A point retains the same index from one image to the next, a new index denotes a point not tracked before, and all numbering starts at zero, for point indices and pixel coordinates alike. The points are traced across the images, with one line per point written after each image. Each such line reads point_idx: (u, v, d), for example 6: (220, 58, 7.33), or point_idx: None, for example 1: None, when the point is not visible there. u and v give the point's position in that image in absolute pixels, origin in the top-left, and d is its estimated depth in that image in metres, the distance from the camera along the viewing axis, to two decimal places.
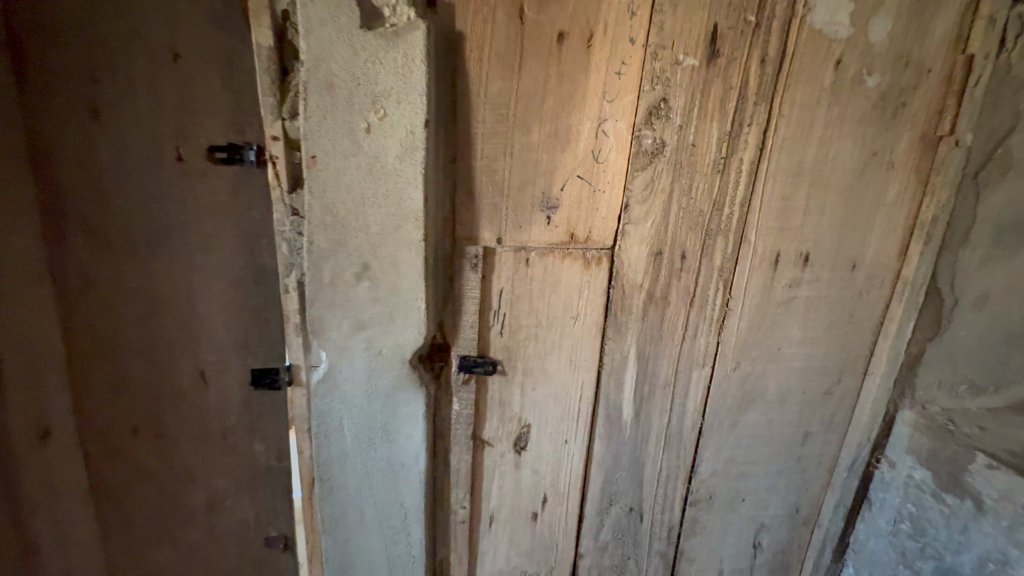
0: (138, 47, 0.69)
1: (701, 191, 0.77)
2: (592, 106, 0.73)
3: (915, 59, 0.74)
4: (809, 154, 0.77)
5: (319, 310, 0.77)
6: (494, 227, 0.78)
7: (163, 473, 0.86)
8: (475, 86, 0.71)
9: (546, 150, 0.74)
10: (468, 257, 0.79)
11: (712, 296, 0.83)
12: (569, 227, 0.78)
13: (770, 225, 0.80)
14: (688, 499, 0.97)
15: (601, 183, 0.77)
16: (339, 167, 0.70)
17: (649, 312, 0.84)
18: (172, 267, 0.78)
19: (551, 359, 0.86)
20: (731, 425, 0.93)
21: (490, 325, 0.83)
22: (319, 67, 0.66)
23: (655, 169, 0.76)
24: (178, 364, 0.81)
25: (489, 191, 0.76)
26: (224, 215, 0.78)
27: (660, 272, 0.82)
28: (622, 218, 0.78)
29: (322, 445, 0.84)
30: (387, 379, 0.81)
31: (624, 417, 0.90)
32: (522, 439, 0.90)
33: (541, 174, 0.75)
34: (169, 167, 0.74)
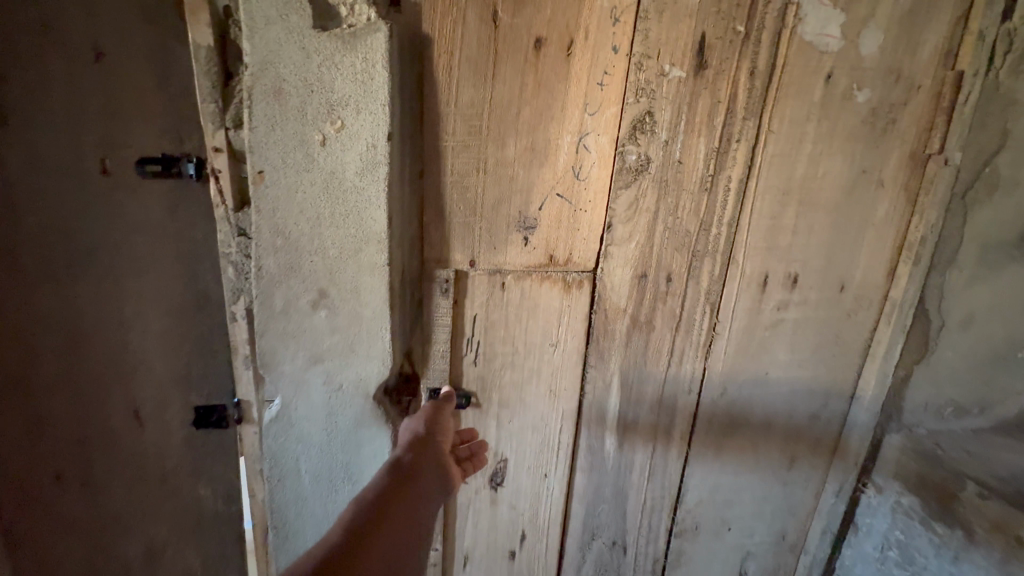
0: (53, 43, 0.59)
1: (688, 210, 0.73)
2: (572, 118, 0.67)
3: (905, 74, 0.72)
4: (799, 171, 0.73)
5: (270, 342, 0.69)
6: (466, 249, 0.71)
7: (91, 528, 0.75)
8: (444, 95, 0.64)
9: (523, 165, 0.68)
10: (438, 282, 0.72)
11: (698, 320, 0.79)
12: (548, 248, 0.72)
13: (759, 245, 0.76)
14: (674, 530, 0.92)
15: (583, 201, 0.71)
16: (290, 184, 0.63)
17: (633, 338, 0.79)
18: (100, 293, 0.68)
19: (529, 388, 0.79)
20: (717, 453, 0.88)
21: (463, 354, 0.76)
22: (266, 71, 0.58)
23: (639, 187, 0.71)
24: (109, 405, 0.72)
25: (461, 210, 0.70)
26: (160, 234, 0.69)
27: (644, 295, 0.76)
28: (605, 238, 0.73)
29: (276, 488, 0.76)
30: (348, 416, 0.73)
31: (606, 447, 0.85)
32: (498, 474, 0.84)
33: (518, 192, 0.69)
34: (93, 180, 0.64)
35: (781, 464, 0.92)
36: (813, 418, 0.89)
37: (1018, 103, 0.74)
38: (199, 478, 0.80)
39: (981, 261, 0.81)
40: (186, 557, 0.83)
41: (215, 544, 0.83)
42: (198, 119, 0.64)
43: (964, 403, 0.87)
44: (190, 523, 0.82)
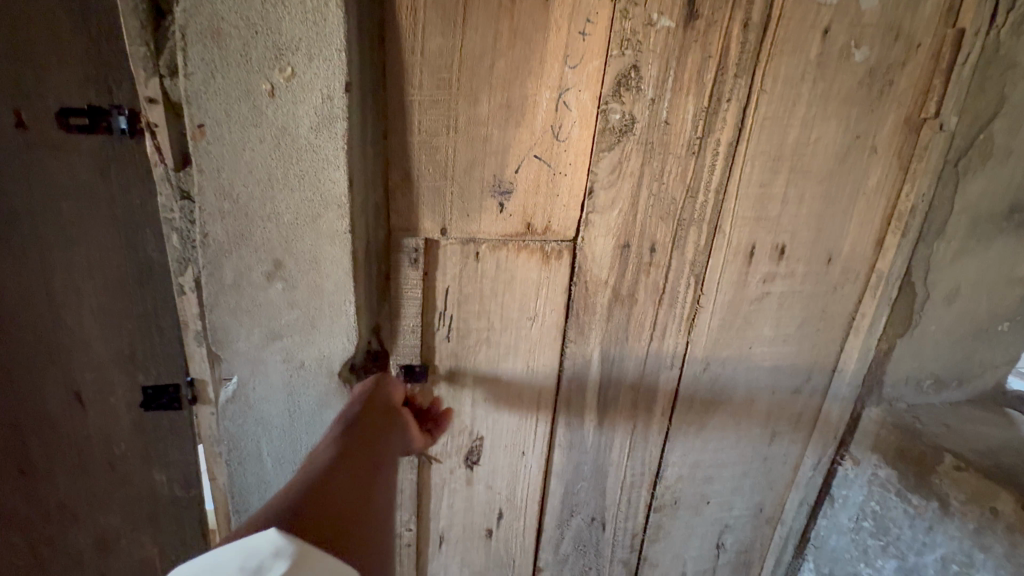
0: None
1: (674, 176, 0.68)
2: (552, 72, 0.61)
3: (905, 31, 0.67)
4: (791, 136, 0.69)
5: (221, 318, 0.63)
6: (435, 216, 0.66)
7: (39, 507, 0.72)
8: (409, 42, 0.58)
9: (497, 124, 0.62)
10: (405, 253, 0.67)
11: (683, 293, 0.75)
12: (525, 216, 0.67)
13: (747, 213, 0.72)
14: (653, 505, 0.90)
15: (562, 164, 0.66)
16: (237, 141, 0.56)
17: (614, 312, 0.75)
18: (22, 265, 0.62)
19: (505, 365, 0.76)
20: (697, 429, 0.86)
21: (435, 329, 0.72)
22: (201, 9, 0.51)
23: (623, 150, 0.66)
24: (44, 384, 0.67)
25: (427, 174, 0.64)
26: (88, 199, 0.61)
27: (627, 267, 0.72)
28: (586, 205, 0.68)
29: (237, 472, 0.71)
30: (311, 396, 0.68)
31: (586, 425, 0.82)
32: (474, 453, 0.81)
33: (491, 153, 0.64)
34: (9, 135, 0.57)
35: (762, 441, 0.91)
36: (796, 392, 0.88)
37: (1017, 66, 0.71)
38: (151, 465, 0.74)
39: (970, 232, 0.79)
40: (142, 544, 0.78)
41: (174, 532, 0.79)
42: (127, 64, 0.56)
43: (944, 377, 0.88)
44: (144, 511, 0.76)
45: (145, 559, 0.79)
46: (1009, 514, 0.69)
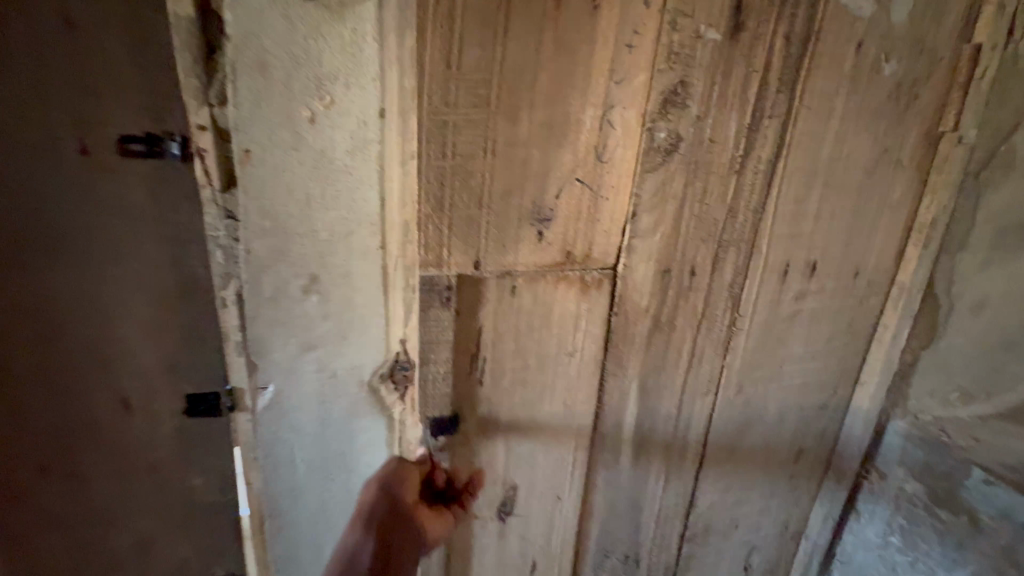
0: (15, 12, 0.55)
1: (715, 197, 0.69)
2: (596, 89, 0.61)
3: (929, 46, 0.69)
4: (824, 153, 0.70)
5: (260, 330, 0.67)
6: (477, 245, 0.64)
7: (82, 512, 0.75)
8: (447, 57, 0.55)
9: (538, 146, 0.62)
10: (438, 289, 0.64)
11: (716, 311, 0.76)
12: (564, 244, 0.67)
13: (782, 232, 0.73)
14: (686, 537, 0.90)
15: (605, 188, 0.65)
16: (278, 164, 0.60)
17: (654, 340, 0.74)
18: (77, 279, 0.66)
19: (542, 406, 0.75)
20: (729, 453, 0.86)
21: (471, 370, 0.70)
22: (248, 45, 0.55)
23: (668, 169, 0.66)
24: (94, 391, 0.70)
25: (465, 200, 0.62)
26: (139, 218, 0.65)
27: (668, 292, 0.72)
28: (628, 229, 0.68)
29: (269, 480, 0.75)
30: (343, 404, 0.73)
31: (621, 463, 0.81)
32: (507, 504, 0.80)
33: (533, 176, 0.63)
34: (70, 159, 0.61)
35: (790, 458, 0.90)
36: (822, 409, 0.88)
37: None
38: (191, 469, 0.77)
39: (994, 242, 0.77)
40: (181, 545, 0.81)
41: (212, 535, 0.82)
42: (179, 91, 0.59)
43: None
44: (184, 513, 0.80)
45: (184, 560, 0.83)
46: None
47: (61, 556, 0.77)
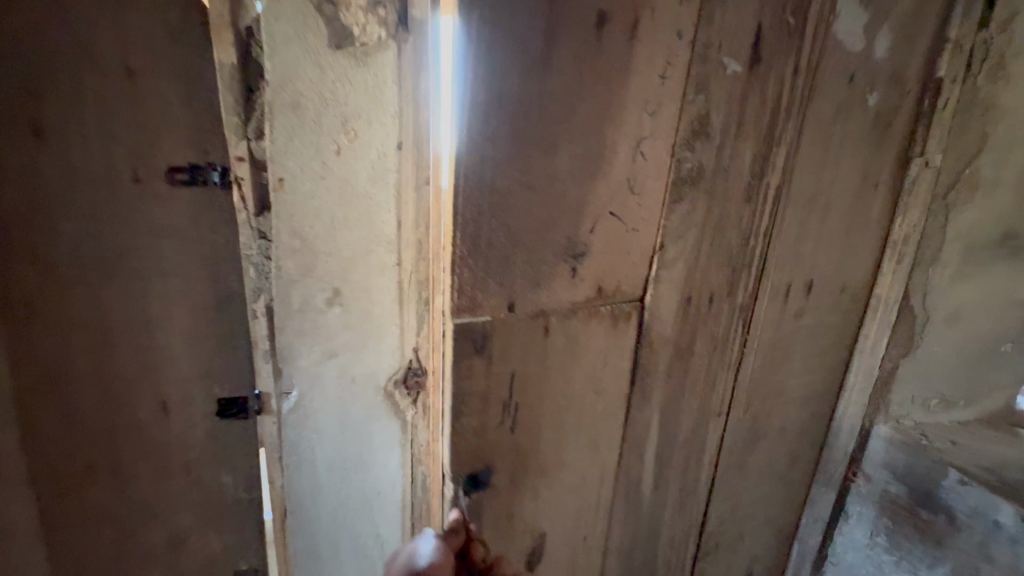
0: (85, 62, 0.64)
1: (732, 226, 0.71)
2: (631, 123, 0.60)
3: (902, 79, 0.75)
4: (823, 178, 0.75)
5: (288, 338, 0.74)
6: (513, 287, 0.61)
7: (120, 510, 0.81)
8: (492, 93, 0.52)
9: (575, 181, 0.59)
10: (476, 337, 0.60)
11: (728, 333, 0.78)
12: (596, 279, 0.65)
13: (788, 251, 0.77)
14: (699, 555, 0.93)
15: (634, 222, 0.65)
16: (308, 190, 0.68)
17: (675, 368, 0.75)
18: (126, 293, 0.73)
19: (571, 443, 0.72)
20: (737, 468, 0.90)
21: (501, 418, 0.65)
22: (284, 87, 0.63)
23: (691, 201, 0.67)
24: (137, 396, 0.78)
25: (496, 240, 0.58)
26: (183, 239, 0.73)
27: (688, 318, 0.73)
28: (655, 260, 0.68)
29: (293, 476, 0.80)
30: (360, 407, 0.79)
31: (643, 488, 0.82)
32: (535, 553, 0.76)
33: (561, 215, 0.60)
34: (125, 187, 0.69)
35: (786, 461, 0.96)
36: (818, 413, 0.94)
37: (998, 106, 0.77)
38: (221, 467, 0.85)
39: (964, 258, 0.84)
40: (208, 541, 0.88)
41: (239, 530, 0.89)
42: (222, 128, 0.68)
43: (952, 397, 0.92)
44: (213, 509, 0.87)
45: (210, 557, 0.89)
46: (1011, 527, 0.74)
47: (98, 555, 0.82)
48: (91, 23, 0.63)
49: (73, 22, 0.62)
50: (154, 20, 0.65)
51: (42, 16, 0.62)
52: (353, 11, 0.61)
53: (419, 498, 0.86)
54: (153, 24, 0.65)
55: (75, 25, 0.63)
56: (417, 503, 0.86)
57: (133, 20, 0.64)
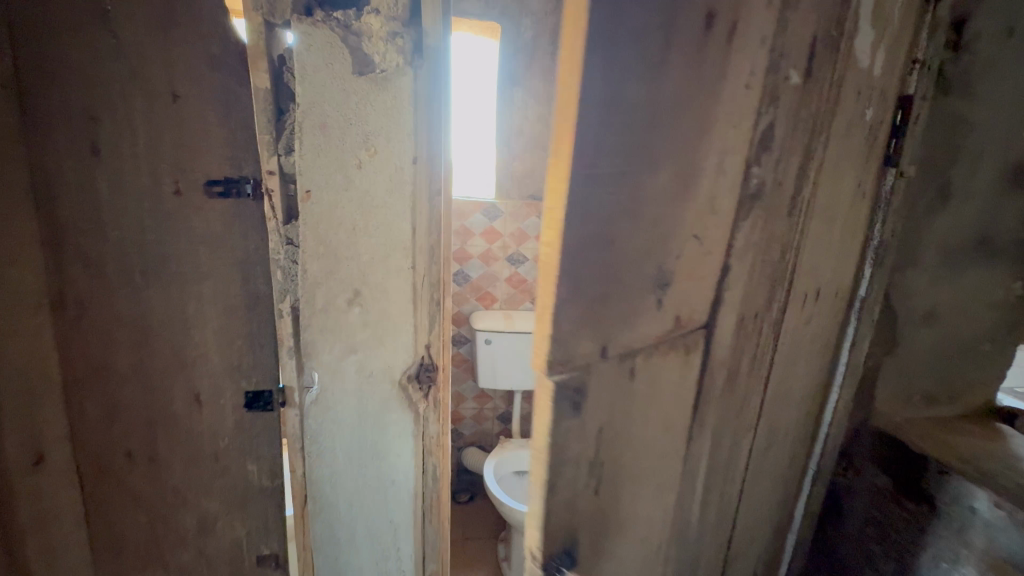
0: (137, 89, 0.73)
1: (778, 238, 0.49)
2: (723, 131, 0.38)
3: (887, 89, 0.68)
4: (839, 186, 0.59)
5: (312, 335, 0.80)
6: (584, 341, 0.36)
7: (155, 495, 0.89)
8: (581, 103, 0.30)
9: (669, 205, 0.37)
10: (562, 402, 0.37)
11: (767, 356, 0.56)
12: (676, 312, 0.42)
13: (809, 264, 0.56)
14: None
15: (714, 242, 0.42)
16: (332, 201, 0.75)
17: (734, 393, 0.53)
18: (167, 295, 0.81)
19: (644, 490, 0.47)
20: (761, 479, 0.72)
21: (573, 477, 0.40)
22: (313, 109, 0.70)
23: (755, 220, 0.45)
24: (172, 389, 0.85)
25: (587, 268, 0.34)
26: (218, 245, 0.81)
27: (744, 345, 0.51)
28: (723, 290, 0.45)
29: (314, 463, 0.87)
30: (377, 399, 0.86)
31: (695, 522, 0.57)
32: None
33: (656, 238, 0.37)
34: (167, 199, 0.77)
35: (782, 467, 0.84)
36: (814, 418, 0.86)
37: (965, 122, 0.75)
38: (247, 457, 0.92)
39: (941, 265, 0.83)
40: (234, 527, 0.95)
41: (261, 518, 0.96)
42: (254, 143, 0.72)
43: (934, 393, 0.91)
44: (239, 496, 0.94)
45: (235, 541, 0.96)
46: (985, 511, 0.72)
47: (134, 537, 0.90)
48: (144, 55, 0.72)
49: (129, 54, 0.71)
50: (200, 52, 0.73)
51: (103, 52, 0.71)
52: (374, 43, 0.70)
53: (429, 488, 0.93)
54: (198, 55, 0.73)
55: (130, 58, 0.71)
56: (427, 492, 0.93)
57: (181, 52, 0.73)
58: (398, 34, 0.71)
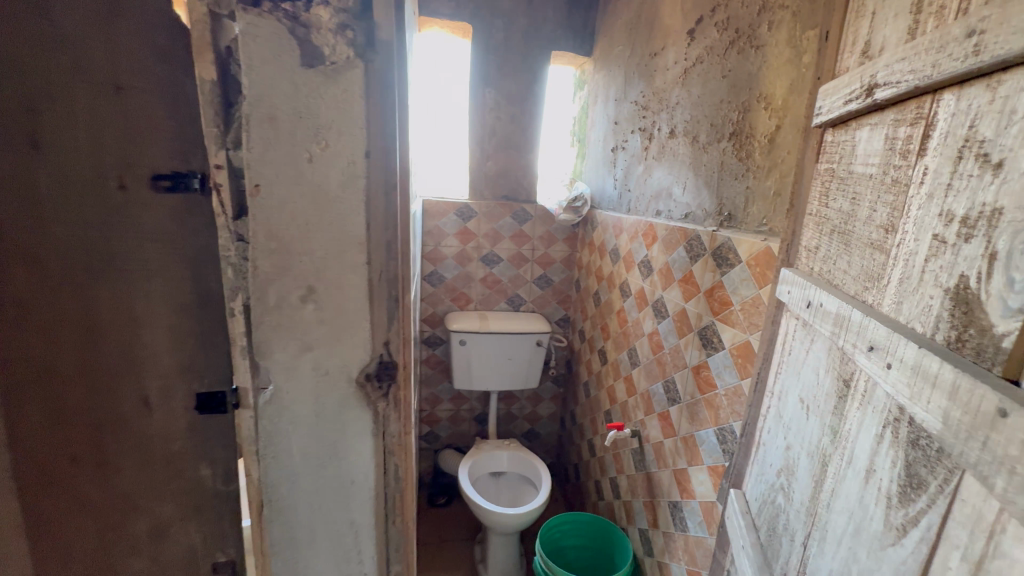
0: (79, 80, 0.70)
1: (920, 214, 0.47)
2: None
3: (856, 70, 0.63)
4: (896, 159, 0.52)
5: (266, 333, 0.79)
6: None
7: (102, 503, 0.85)
8: None
9: None
10: None
11: (857, 324, 0.54)
12: None
13: (890, 228, 0.51)
14: (765, 535, 0.74)
15: None
16: (283, 196, 0.73)
17: (857, 350, 0.53)
18: (114, 294, 0.78)
19: (869, 442, 0.50)
20: (788, 432, 0.71)
21: (906, 494, 0.44)
22: (262, 102, 0.69)
23: None
24: (120, 392, 0.82)
25: None
26: (167, 242, 0.79)
27: (888, 316, 0.50)
28: None
29: (270, 466, 0.85)
30: (335, 397, 0.85)
31: (842, 490, 0.54)
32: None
33: None
34: (112, 194, 0.74)
35: (800, 474, 0.65)
36: (826, 442, 0.59)
37: None
38: (200, 460, 0.90)
39: None
40: (188, 533, 0.93)
41: (217, 523, 0.94)
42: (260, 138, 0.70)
43: None
44: (193, 501, 0.91)
45: (189, 547, 0.93)
46: None
47: (79, 549, 0.86)
48: (84, 44, 0.69)
49: (69, 42, 0.69)
50: (145, 42, 0.71)
51: (40, 39, 0.68)
52: (324, 35, 0.69)
53: (391, 487, 0.92)
54: (143, 45, 0.71)
55: (69, 47, 0.69)
56: (390, 492, 0.93)
57: (125, 42, 0.71)
58: (349, 27, 0.70)
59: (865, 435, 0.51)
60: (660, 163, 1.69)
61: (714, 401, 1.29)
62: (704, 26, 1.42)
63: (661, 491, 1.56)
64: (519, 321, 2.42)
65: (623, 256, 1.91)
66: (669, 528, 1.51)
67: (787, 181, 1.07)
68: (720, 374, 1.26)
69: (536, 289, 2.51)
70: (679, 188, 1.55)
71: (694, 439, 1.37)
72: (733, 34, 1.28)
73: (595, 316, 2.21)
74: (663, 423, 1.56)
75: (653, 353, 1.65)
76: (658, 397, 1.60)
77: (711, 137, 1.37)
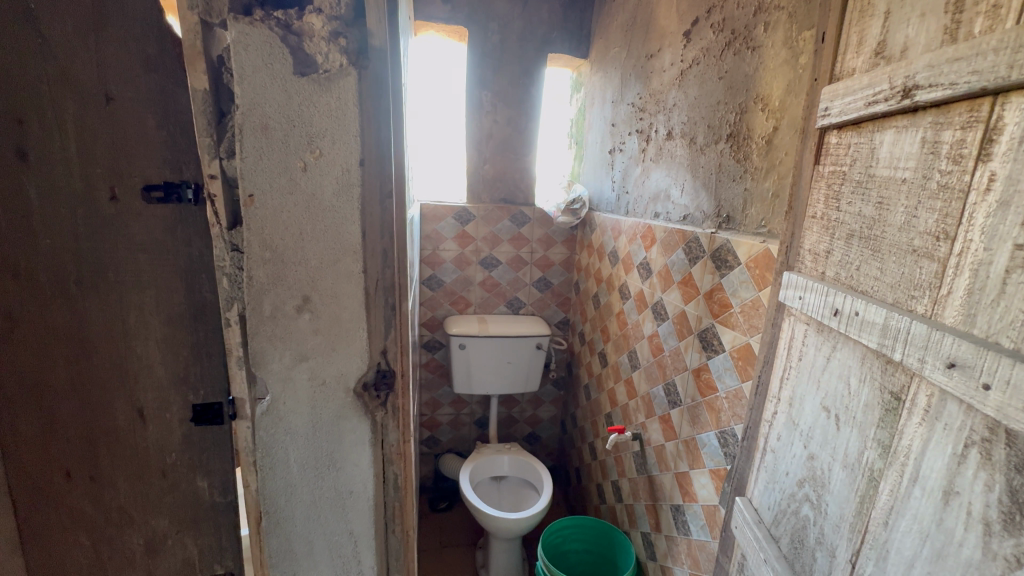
0: (69, 92, 0.70)
1: (992, 221, 0.45)
2: None
3: (864, 74, 0.62)
4: (941, 165, 0.50)
5: (261, 344, 0.78)
6: None
7: (98, 516, 0.85)
8: None
9: None
10: None
11: (917, 335, 0.51)
12: None
13: (942, 234, 0.50)
14: (791, 543, 0.73)
15: None
16: (277, 205, 0.73)
17: (917, 364, 0.51)
18: (106, 307, 0.77)
19: (948, 461, 0.48)
20: (812, 441, 0.69)
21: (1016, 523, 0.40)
22: (253, 111, 0.68)
23: None
24: (114, 404, 0.81)
25: None
26: (160, 253, 0.78)
27: (957, 326, 0.48)
28: None
29: (267, 478, 0.84)
30: (332, 407, 0.84)
31: (907, 509, 0.52)
32: None
33: None
34: (103, 206, 0.74)
35: (835, 487, 0.64)
36: (876, 457, 0.57)
37: None
38: (196, 473, 0.89)
39: None
40: (185, 546, 0.92)
41: (215, 536, 0.93)
42: (265, 149, 0.70)
43: None
44: (190, 514, 0.91)
45: (186, 560, 0.93)
46: None
47: (73, 562, 0.86)
48: (74, 56, 0.69)
49: (58, 54, 0.68)
50: (135, 52, 0.71)
51: (30, 53, 0.67)
52: (317, 43, 0.69)
53: (391, 496, 0.91)
54: (132, 55, 0.71)
55: (58, 59, 0.68)
56: (389, 501, 0.92)
57: (114, 51, 0.70)
58: (342, 35, 0.70)
59: (935, 453, 0.49)
60: (658, 165, 1.68)
61: (715, 404, 1.28)
62: (700, 27, 1.42)
63: (664, 495, 1.55)
64: (519, 324, 2.41)
65: (622, 258, 1.90)
66: (672, 531, 1.50)
67: (786, 182, 1.07)
68: (721, 376, 1.25)
69: (536, 292, 2.51)
70: (677, 189, 1.54)
71: (696, 442, 1.36)
72: (729, 35, 1.28)
73: (594, 318, 2.20)
74: (665, 426, 1.55)
75: (653, 355, 1.64)
76: (659, 399, 1.59)
77: (709, 138, 1.36)
